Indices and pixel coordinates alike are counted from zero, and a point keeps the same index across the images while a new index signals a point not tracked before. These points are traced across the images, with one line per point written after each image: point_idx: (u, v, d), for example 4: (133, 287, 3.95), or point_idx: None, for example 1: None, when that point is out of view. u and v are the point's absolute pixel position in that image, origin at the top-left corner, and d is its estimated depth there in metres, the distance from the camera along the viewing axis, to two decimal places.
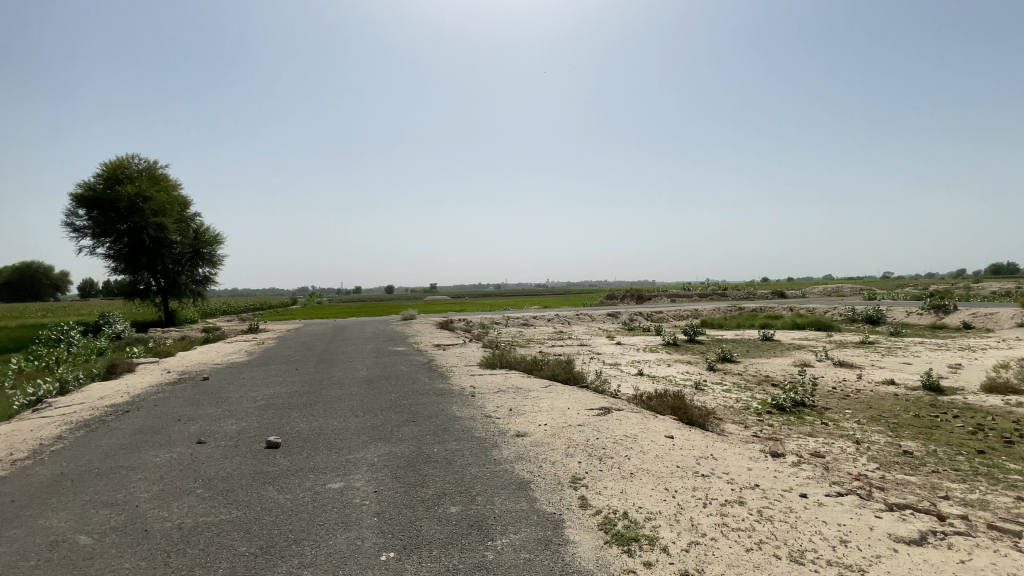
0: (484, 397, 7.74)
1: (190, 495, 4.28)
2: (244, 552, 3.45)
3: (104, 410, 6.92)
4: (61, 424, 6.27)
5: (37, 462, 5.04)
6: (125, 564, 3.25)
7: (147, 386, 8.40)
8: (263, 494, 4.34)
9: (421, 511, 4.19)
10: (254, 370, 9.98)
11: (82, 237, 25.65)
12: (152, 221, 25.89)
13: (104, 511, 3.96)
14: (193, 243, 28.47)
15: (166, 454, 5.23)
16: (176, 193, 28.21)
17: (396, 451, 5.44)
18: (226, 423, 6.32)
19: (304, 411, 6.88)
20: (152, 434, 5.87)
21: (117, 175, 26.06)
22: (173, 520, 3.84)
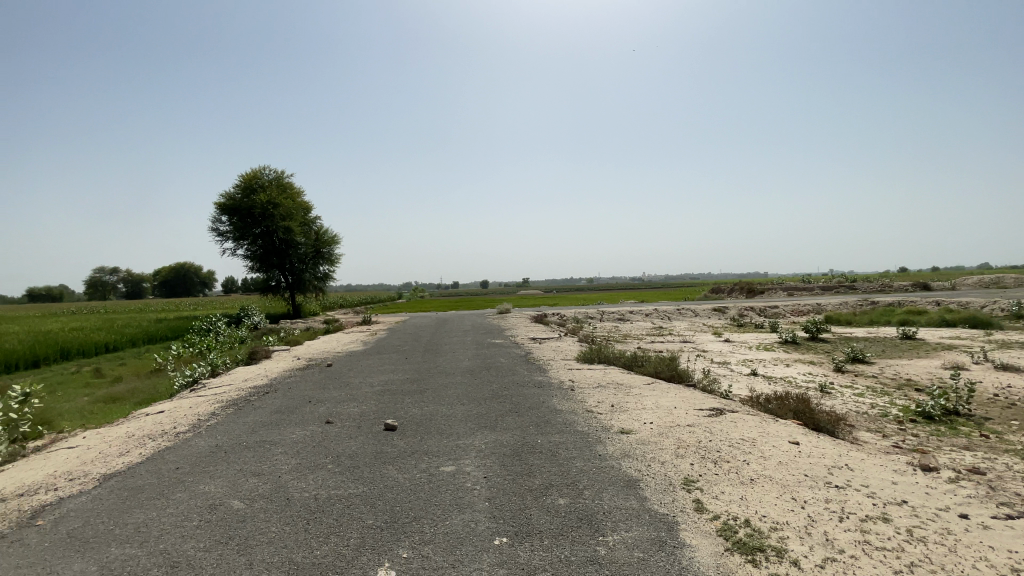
0: (584, 392, 7.64)
1: (322, 470, 4.71)
2: (371, 525, 3.72)
3: (248, 391, 7.88)
4: (215, 402, 7.24)
5: (198, 434, 5.86)
6: (273, 528, 3.65)
7: (280, 371, 9.43)
8: (384, 473, 4.65)
9: (530, 499, 4.22)
10: (368, 358, 10.80)
11: (226, 240, 29.61)
12: (281, 225, 29.19)
13: (254, 479, 4.50)
14: (315, 243, 31.67)
15: (301, 432, 5.83)
16: (300, 199, 31.42)
17: (502, 440, 5.55)
18: (348, 406, 6.89)
19: (415, 398, 7.30)
20: (288, 413, 6.57)
21: (252, 185, 29.71)
22: (310, 491, 4.26)
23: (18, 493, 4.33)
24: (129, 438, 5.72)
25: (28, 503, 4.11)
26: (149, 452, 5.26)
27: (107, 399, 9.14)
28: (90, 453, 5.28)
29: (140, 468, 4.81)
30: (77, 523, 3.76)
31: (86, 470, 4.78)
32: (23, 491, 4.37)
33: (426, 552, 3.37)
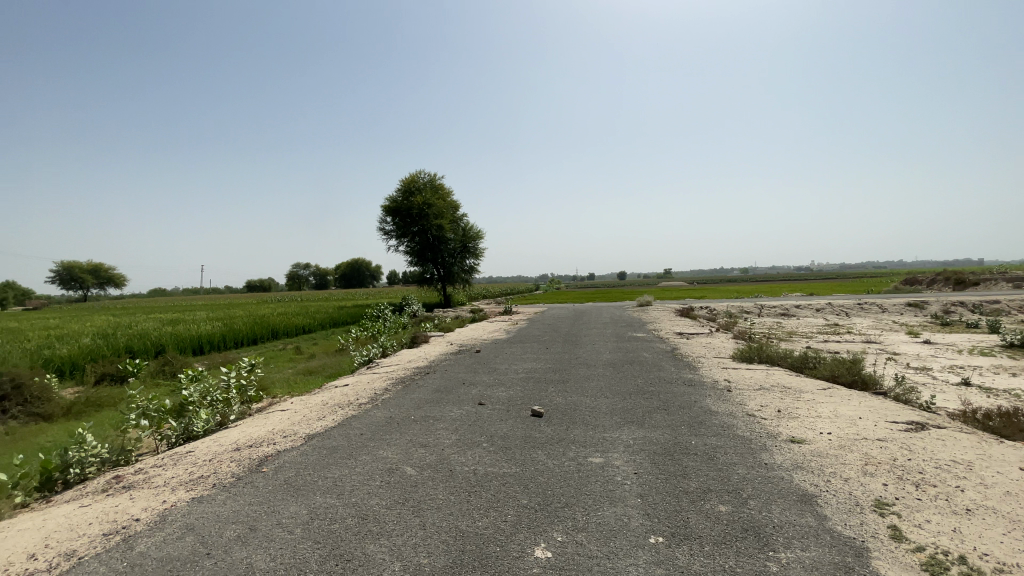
0: (743, 393, 7.00)
1: (479, 447, 5.04)
2: (526, 505, 3.86)
3: (411, 371, 8.80)
4: (385, 379, 8.23)
5: (375, 406, 6.71)
6: (440, 495, 4.02)
7: (437, 355, 10.35)
8: (535, 457, 4.80)
9: (687, 502, 3.98)
10: (513, 347, 11.28)
11: (389, 238, 33.40)
12: (433, 223, 31.95)
13: (421, 450, 5.00)
14: (462, 239, 34.06)
15: (458, 411, 6.32)
16: (450, 198, 34.00)
17: (652, 437, 5.36)
18: (498, 390, 7.29)
19: (559, 387, 7.42)
20: (446, 393, 7.18)
21: (411, 188, 33.00)
22: (469, 466, 4.60)
23: (249, 443, 5.42)
24: (324, 406, 6.79)
25: (255, 452, 5.12)
26: (338, 419, 6.17)
27: (306, 372, 10.99)
28: (296, 416, 6.38)
29: (332, 432, 5.67)
30: (292, 472, 4.57)
31: (294, 430, 5.79)
32: (252, 443, 5.45)
33: (580, 539, 3.39)
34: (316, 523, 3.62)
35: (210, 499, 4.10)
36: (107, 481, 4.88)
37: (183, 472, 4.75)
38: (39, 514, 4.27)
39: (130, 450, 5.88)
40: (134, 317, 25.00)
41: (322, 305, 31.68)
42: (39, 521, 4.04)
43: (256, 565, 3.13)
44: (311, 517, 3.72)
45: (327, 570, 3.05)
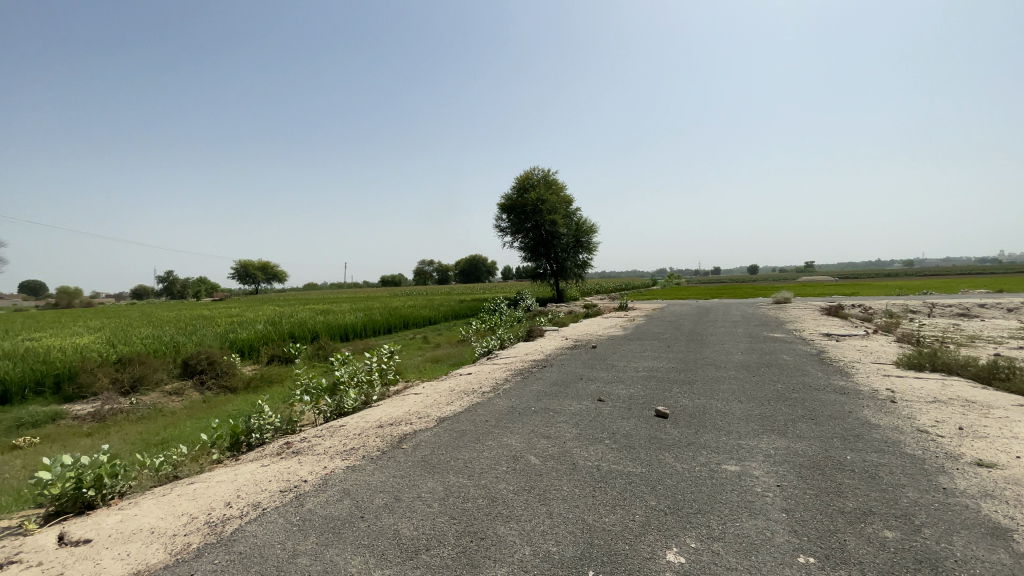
0: (911, 406, 6.03)
1: (601, 443, 5.00)
2: (655, 506, 3.73)
3: (529, 363, 9.02)
4: (506, 370, 8.54)
5: (498, 394, 6.99)
6: (565, 487, 4.05)
7: (555, 349, 10.47)
8: (662, 458, 4.62)
9: (842, 523, 3.53)
10: (632, 344, 10.98)
11: (505, 235, 34.51)
12: (547, 219, 32.32)
13: (544, 441, 5.10)
14: (576, 234, 33.96)
15: (578, 405, 6.33)
16: (563, 193, 34.08)
17: (796, 448, 4.85)
18: (618, 387, 7.15)
19: (684, 388, 7.07)
20: (565, 387, 7.24)
21: (525, 185, 33.74)
22: (593, 461, 4.57)
23: (389, 422, 5.98)
24: (451, 392, 7.24)
25: (395, 431, 5.63)
26: (465, 405, 6.54)
27: (433, 360, 11.86)
28: (428, 400, 6.91)
29: (461, 416, 6.02)
30: (427, 450, 4.95)
31: (426, 413, 6.26)
32: (392, 422, 6.00)
33: (717, 548, 3.19)
34: (451, 500, 3.88)
35: (361, 469, 4.60)
36: (279, 446, 5.73)
37: (338, 443, 5.39)
38: (232, 468, 5.15)
39: (296, 421, 6.86)
40: (294, 308, 29.13)
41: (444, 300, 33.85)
42: (233, 475, 4.87)
43: (401, 532, 3.45)
44: (446, 494, 3.99)
45: (463, 544, 3.25)
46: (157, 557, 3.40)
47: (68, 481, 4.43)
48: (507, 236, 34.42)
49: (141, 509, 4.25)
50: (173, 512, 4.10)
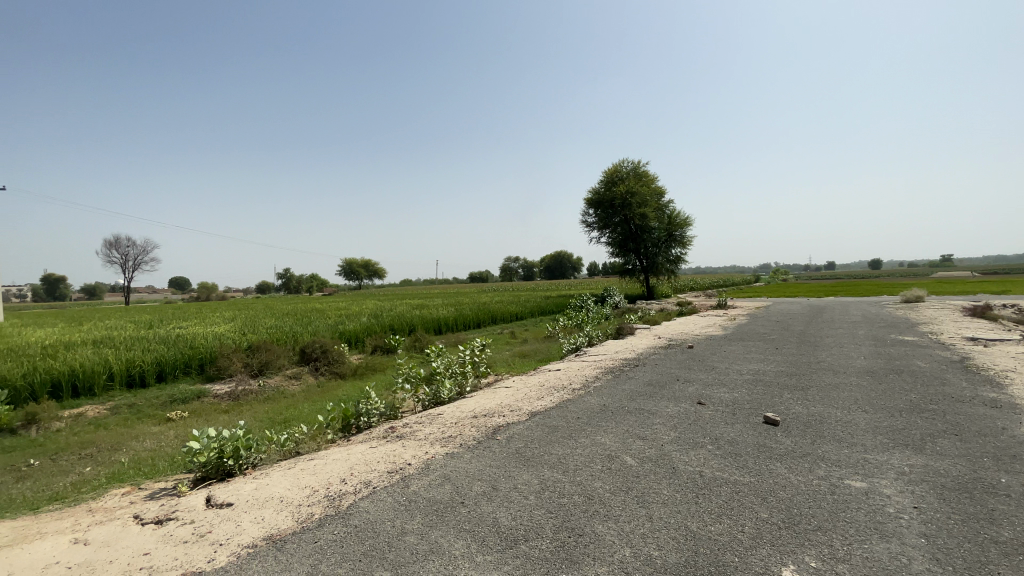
0: None
1: (703, 449, 4.77)
2: (767, 519, 3.48)
3: (620, 362, 8.84)
4: (596, 368, 8.45)
5: (589, 392, 6.94)
6: (665, 491, 3.92)
7: (646, 348, 10.17)
8: (773, 469, 4.30)
9: (1000, 556, 3.04)
10: (733, 344, 10.33)
11: (593, 230, 34.10)
12: (637, 213, 31.42)
13: (641, 442, 4.96)
14: (668, 227, 32.64)
15: (676, 407, 6.09)
16: (654, 185, 32.90)
17: (937, 467, 4.27)
18: (720, 390, 6.77)
19: (796, 394, 6.51)
20: (661, 388, 6.99)
21: (614, 178, 33.01)
22: (695, 466, 4.37)
23: (484, 413, 6.17)
24: (542, 387, 7.31)
25: (489, 422, 5.80)
26: (557, 400, 6.57)
27: (522, 355, 12.06)
28: (519, 394, 7.04)
29: (553, 412, 6.06)
30: (521, 443, 5.04)
31: (519, 406, 6.37)
32: (486, 413, 6.19)
33: (842, 571, 2.90)
34: (547, 494, 3.91)
35: (459, 456, 4.80)
36: (384, 429, 6.16)
37: (437, 431, 5.66)
38: (345, 448, 5.63)
39: (398, 408, 7.34)
40: (393, 302, 31.18)
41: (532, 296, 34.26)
42: (346, 454, 5.32)
43: (500, 521, 3.54)
44: (542, 487, 4.03)
45: (560, 539, 3.27)
46: (285, 523, 3.80)
47: (212, 451, 5.11)
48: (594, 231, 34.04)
49: (271, 479, 4.78)
50: (297, 484, 4.56)
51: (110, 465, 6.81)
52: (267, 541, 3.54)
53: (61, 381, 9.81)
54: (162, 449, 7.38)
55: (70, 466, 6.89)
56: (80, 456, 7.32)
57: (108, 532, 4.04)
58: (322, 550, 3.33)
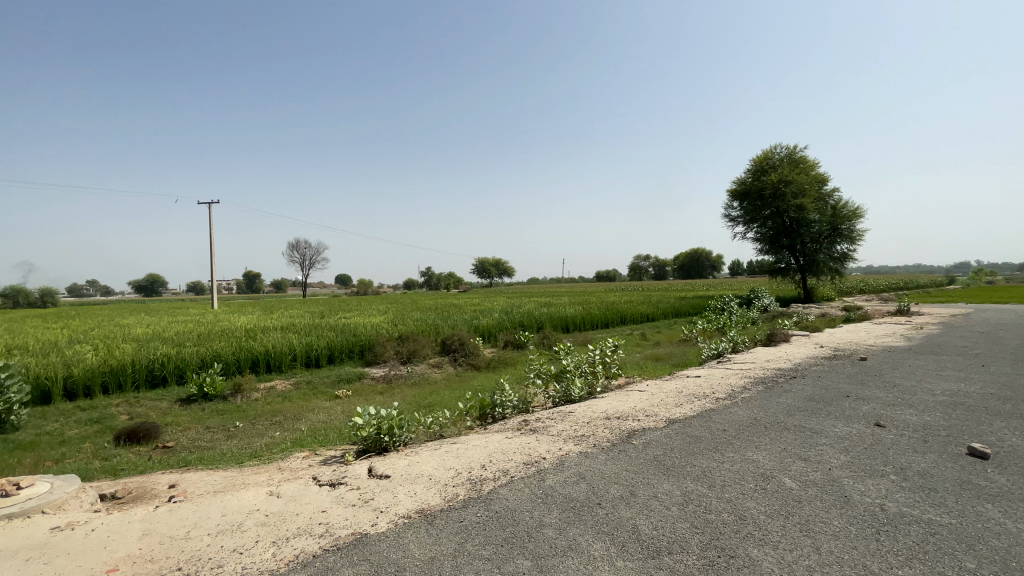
0: None
1: (884, 478, 4.07)
2: (976, 571, 2.84)
3: (771, 372, 7.98)
4: (742, 377, 7.73)
5: (735, 403, 6.38)
6: (835, 522, 3.42)
7: (804, 357, 9.02)
8: (983, 512, 3.50)
9: None
10: (920, 358, 8.66)
11: (738, 225, 31.37)
12: (792, 204, 28.12)
13: (801, 464, 4.41)
14: (831, 220, 28.66)
15: (845, 428, 5.30)
16: (814, 172, 29.13)
17: None
18: (904, 412, 5.72)
19: (1015, 423, 5.23)
20: (825, 404, 6.15)
21: (764, 167, 29.96)
22: (873, 498, 3.75)
23: (617, 415, 6.04)
24: (680, 393, 6.92)
25: (624, 425, 5.65)
26: (697, 409, 6.16)
27: (655, 358, 11.57)
28: (655, 398, 6.75)
29: (694, 421, 5.69)
30: (660, 450, 4.82)
31: (655, 411, 6.11)
32: (619, 415, 6.04)
33: None
34: (691, 508, 3.68)
35: (594, 456, 4.75)
36: (518, 422, 6.38)
37: (570, 428, 5.68)
38: (483, 436, 5.93)
39: (530, 402, 7.54)
40: (524, 300, 32.21)
41: (666, 296, 32.69)
42: (484, 441, 5.60)
43: (641, 528, 3.42)
44: (685, 500, 3.81)
45: (709, 557, 3.04)
46: (433, 500, 4.12)
47: (371, 427, 5.78)
48: (741, 225, 31.36)
49: (419, 458, 5.24)
50: (443, 465, 4.92)
51: (293, 431, 8.08)
52: (419, 514, 3.88)
53: (258, 359, 11.91)
54: (331, 422, 8.54)
55: (265, 430, 8.33)
56: (271, 422, 8.80)
57: (293, 488, 4.79)
58: (466, 530, 3.54)
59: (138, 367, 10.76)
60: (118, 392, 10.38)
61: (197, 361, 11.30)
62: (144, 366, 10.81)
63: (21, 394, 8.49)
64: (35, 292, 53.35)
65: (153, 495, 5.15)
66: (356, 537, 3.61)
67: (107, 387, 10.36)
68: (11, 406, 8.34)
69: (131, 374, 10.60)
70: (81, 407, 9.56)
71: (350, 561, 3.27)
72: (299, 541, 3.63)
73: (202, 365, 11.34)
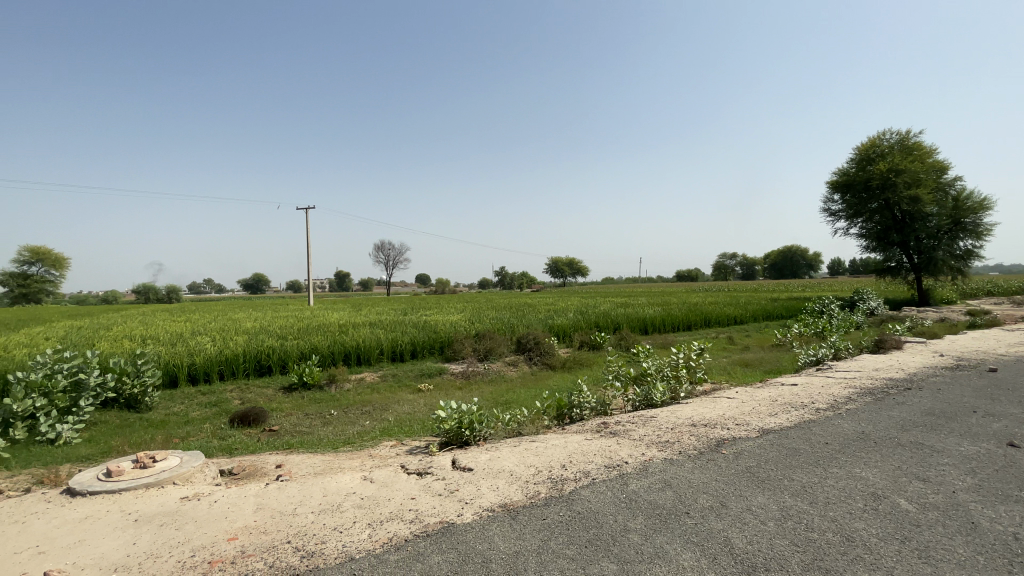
0: None
1: (1021, 505, 3.54)
2: None
3: (880, 382, 7.21)
4: (846, 387, 7.06)
5: (839, 415, 5.85)
6: (961, 550, 3.02)
7: (920, 367, 8.06)
8: None
9: None
10: None
11: (839, 219, 28.69)
12: (905, 195, 25.23)
13: (918, 484, 3.95)
14: (953, 213, 25.38)
15: (973, 447, 4.67)
16: (931, 159, 25.94)
17: None
18: None
19: None
20: (948, 420, 5.46)
21: (869, 155, 27.15)
22: (1008, 526, 3.28)
23: (704, 422, 5.77)
24: (774, 402, 6.47)
25: (711, 432, 5.39)
26: (795, 420, 5.71)
27: (743, 363, 10.89)
28: (745, 406, 6.36)
29: (791, 432, 5.30)
30: (753, 461, 4.54)
31: (746, 420, 5.76)
32: (706, 423, 5.76)
33: None
34: (790, 525, 3.43)
35: (680, 464, 4.57)
36: (597, 424, 6.29)
37: (653, 433, 5.52)
38: (563, 436, 5.93)
39: (609, 404, 7.42)
40: (600, 300, 31.72)
41: (754, 297, 30.69)
42: (564, 441, 5.59)
43: (733, 542, 3.24)
44: (782, 516, 3.55)
45: None
46: (515, 496, 4.19)
47: (453, 420, 6.01)
48: (842, 220, 28.66)
49: (500, 454, 5.34)
50: (523, 462, 4.98)
51: (381, 422, 8.57)
52: (502, 509, 3.96)
53: (349, 352, 12.77)
54: (414, 414, 8.95)
55: (355, 418, 8.92)
56: (361, 411, 9.41)
57: (384, 475, 5.08)
58: (549, 528, 3.56)
59: (248, 356, 11.97)
60: (232, 379, 11.62)
61: (297, 353, 12.35)
62: (253, 356, 12.00)
63: (154, 377, 9.75)
64: (165, 289, 61.08)
65: (263, 474, 5.71)
66: (443, 525, 3.76)
67: (222, 374, 11.63)
68: (145, 388, 9.63)
69: (242, 363, 11.81)
70: (202, 391, 10.82)
71: (438, 549, 3.41)
72: (392, 525, 3.85)
73: (300, 356, 12.37)
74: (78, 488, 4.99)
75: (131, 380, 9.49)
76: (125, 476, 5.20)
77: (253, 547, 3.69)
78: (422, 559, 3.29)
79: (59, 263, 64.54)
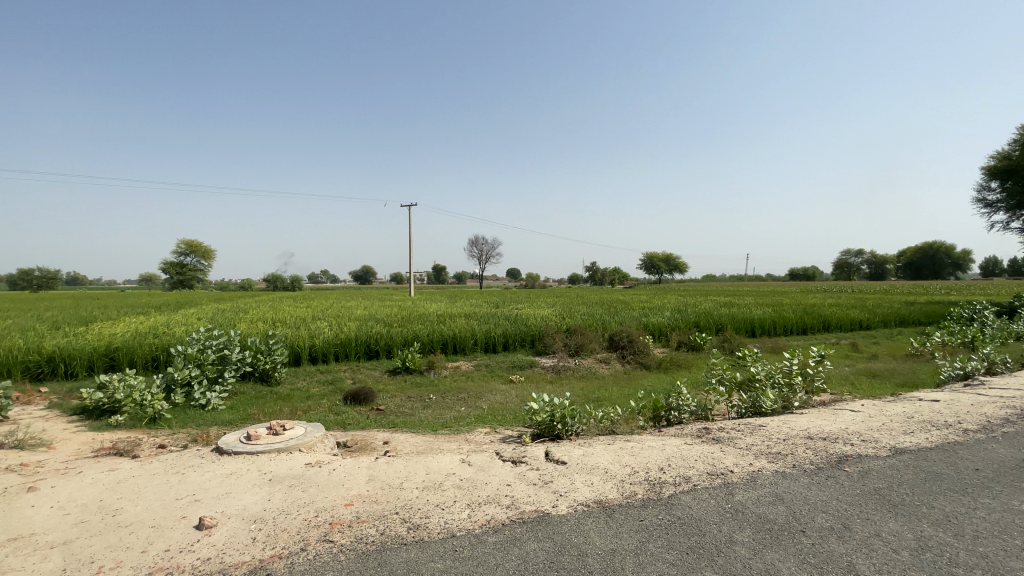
0: None
1: None
2: None
3: None
4: (1003, 407, 6.01)
5: (994, 439, 5.00)
6: None
7: None
8: None
9: None
10: None
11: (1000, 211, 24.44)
12: None
13: None
14: None
15: None
16: None
17: None
18: None
19: None
20: None
21: None
22: None
23: (823, 435, 5.25)
24: (910, 419, 5.69)
25: (832, 447, 4.89)
26: (936, 440, 4.99)
27: (869, 374, 9.76)
28: (873, 422, 5.68)
29: (931, 454, 4.64)
30: (883, 483, 4.04)
31: (875, 437, 5.14)
32: (825, 436, 5.25)
33: None
34: (929, 556, 3.02)
35: (794, 478, 4.21)
36: (698, 429, 5.99)
37: (762, 443, 5.13)
38: (660, 438, 5.73)
39: (710, 409, 7.05)
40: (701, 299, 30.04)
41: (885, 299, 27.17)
42: (661, 444, 5.41)
43: (858, 567, 2.94)
44: (920, 546, 3.14)
45: None
46: (611, 493, 4.15)
47: (546, 413, 6.09)
48: (1002, 211, 24.38)
49: (595, 450, 5.31)
50: (618, 460, 4.90)
51: (476, 409, 8.91)
52: (597, 505, 3.94)
53: (447, 342, 13.43)
54: (507, 404, 9.19)
55: (452, 404, 9.38)
56: (457, 397, 9.85)
57: (480, 459, 5.30)
58: (647, 530, 3.48)
59: (359, 341, 13.08)
60: (346, 360, 12.78)
61: (401, 340, 13.22)
62: (363, 341, 13.10)
63: (282, 356, 10.98)
64: (290, 279, 68.31)
65: (372, 448, 6.23)
66: (538, 514, 3.84)
67: (337, 356, 12.82)
68: (275, 364, 10.87)
69: (354, 346, 12.94)
70: (320, 370, 12.04)
71: (535, 536, 3.49)
72: (490, 508, 4.00)
73: (404, 343, 13.23)
74: (224, 447, 5.82)
75: (264, 357, 10.77)
76: (261, 441, 5.95)
77: (366, 514, 4.04)
78: (518, 545, 3.39)
79: (207, 257, 75.13)
